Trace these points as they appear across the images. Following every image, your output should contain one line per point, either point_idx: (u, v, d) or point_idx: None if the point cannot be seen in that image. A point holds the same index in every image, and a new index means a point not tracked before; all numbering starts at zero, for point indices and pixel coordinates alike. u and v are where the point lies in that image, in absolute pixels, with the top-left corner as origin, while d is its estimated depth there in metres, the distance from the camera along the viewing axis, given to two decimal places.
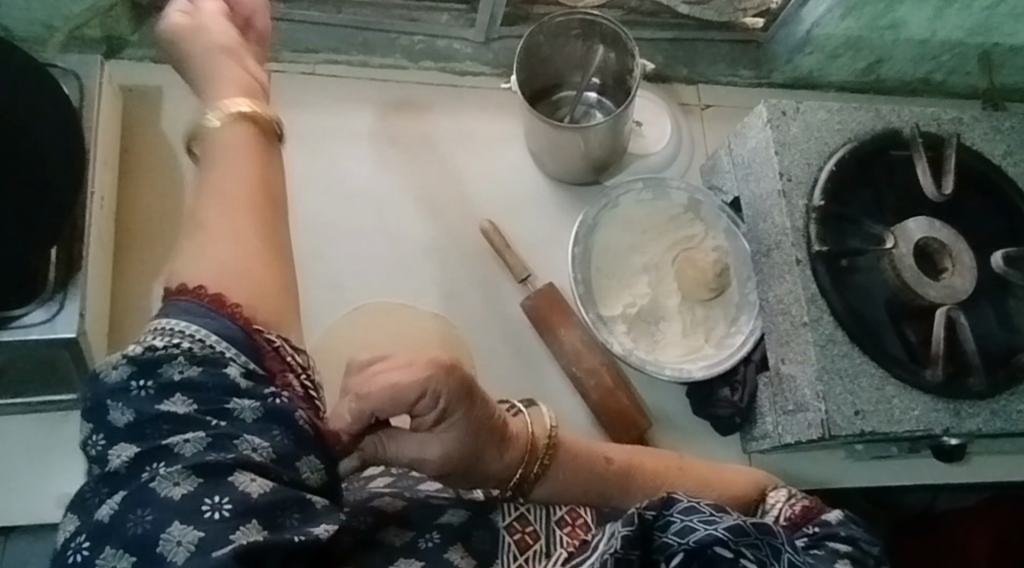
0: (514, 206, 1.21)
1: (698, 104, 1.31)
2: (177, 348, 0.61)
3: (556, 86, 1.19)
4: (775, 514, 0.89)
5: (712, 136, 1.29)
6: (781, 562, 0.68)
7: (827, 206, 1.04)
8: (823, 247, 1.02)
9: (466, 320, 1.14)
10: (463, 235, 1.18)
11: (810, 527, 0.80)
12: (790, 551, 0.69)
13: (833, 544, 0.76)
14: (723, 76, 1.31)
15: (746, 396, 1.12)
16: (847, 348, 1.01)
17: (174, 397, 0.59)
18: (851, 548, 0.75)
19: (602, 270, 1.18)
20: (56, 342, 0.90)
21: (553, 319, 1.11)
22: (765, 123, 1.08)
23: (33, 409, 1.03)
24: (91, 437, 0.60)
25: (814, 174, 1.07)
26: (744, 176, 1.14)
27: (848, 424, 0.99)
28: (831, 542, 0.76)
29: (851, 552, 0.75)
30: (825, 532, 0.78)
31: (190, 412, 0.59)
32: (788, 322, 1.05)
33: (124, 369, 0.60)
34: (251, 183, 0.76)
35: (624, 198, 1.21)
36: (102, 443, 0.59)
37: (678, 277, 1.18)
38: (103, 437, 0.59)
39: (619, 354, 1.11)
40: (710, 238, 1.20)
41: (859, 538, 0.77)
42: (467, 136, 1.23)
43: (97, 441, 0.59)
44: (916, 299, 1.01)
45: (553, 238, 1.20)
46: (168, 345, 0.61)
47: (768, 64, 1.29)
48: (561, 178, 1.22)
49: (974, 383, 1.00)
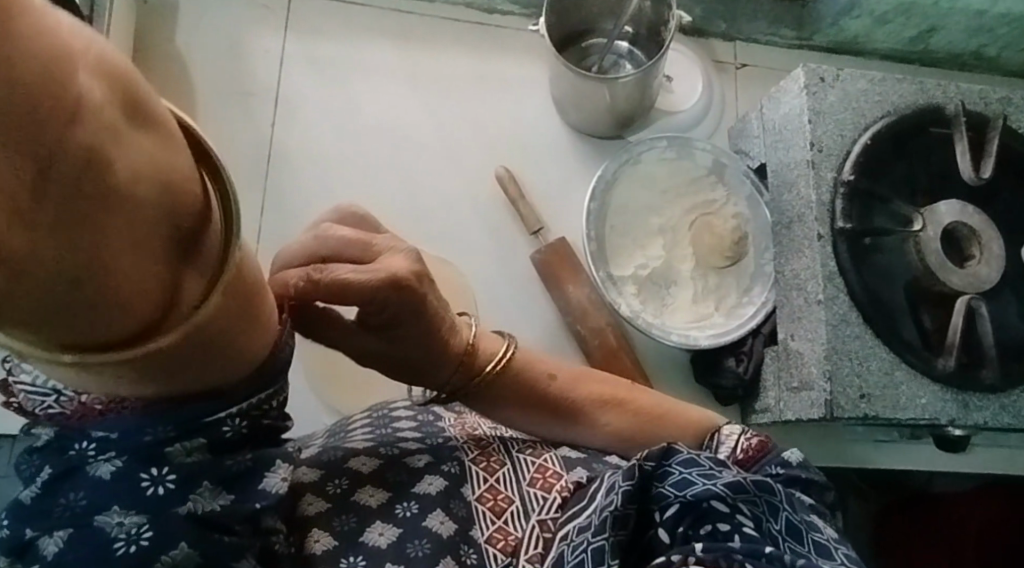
0: (531, 155, 1.17)
1: (733, 63, 1.24)
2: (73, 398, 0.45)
3: (586, 32, 1.15)
4: (729, 447, 0.81)
5: (744, 97, 1.23)
6: (779, 521, 0.65)
7: (856, 182, 1.00)
8: (846, 224, 0.99)
9: (473, 269, 1.12)
10: (478, 181, 1.15)
11: (772, 464, 0.77)
12: (790, 508, 0.66)
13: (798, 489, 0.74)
14: (764, 34, 1.25)
15: (751, 367, 1.10)
16: (860, 330, 0.98)
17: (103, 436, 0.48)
18: (812, 495, 0.75)
19: (616, 228, 1.15)
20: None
21: (562, 274, 1.10)
22: (801, 89, 1.03)
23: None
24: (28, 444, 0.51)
25: (846, 147, 1.02)
26: (773, 142, 1.10)
27: (852, 407, 0.97)
28: (797, 488, 0.75)
29: (812, 497, 0.74)
30: (790, 473, 0.75)
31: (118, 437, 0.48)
32: (802, 298, 1.02)
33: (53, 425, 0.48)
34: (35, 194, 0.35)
35: (646, 155, 1.17)
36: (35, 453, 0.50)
37: (694, 241, 1.16)
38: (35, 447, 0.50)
39: (626, 316, 1.09)
40: (731, 204, 1.16)
41: (816, 482, 0.76)
42: (490, 78, 1.19)
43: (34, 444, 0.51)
44: (937, 286, 0.98)
45: (569, 189, 1.17)
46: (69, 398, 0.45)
47: (812, 24, 1.23)
48: (584, 130, 1.18)
49: (987, 375, 0.98)
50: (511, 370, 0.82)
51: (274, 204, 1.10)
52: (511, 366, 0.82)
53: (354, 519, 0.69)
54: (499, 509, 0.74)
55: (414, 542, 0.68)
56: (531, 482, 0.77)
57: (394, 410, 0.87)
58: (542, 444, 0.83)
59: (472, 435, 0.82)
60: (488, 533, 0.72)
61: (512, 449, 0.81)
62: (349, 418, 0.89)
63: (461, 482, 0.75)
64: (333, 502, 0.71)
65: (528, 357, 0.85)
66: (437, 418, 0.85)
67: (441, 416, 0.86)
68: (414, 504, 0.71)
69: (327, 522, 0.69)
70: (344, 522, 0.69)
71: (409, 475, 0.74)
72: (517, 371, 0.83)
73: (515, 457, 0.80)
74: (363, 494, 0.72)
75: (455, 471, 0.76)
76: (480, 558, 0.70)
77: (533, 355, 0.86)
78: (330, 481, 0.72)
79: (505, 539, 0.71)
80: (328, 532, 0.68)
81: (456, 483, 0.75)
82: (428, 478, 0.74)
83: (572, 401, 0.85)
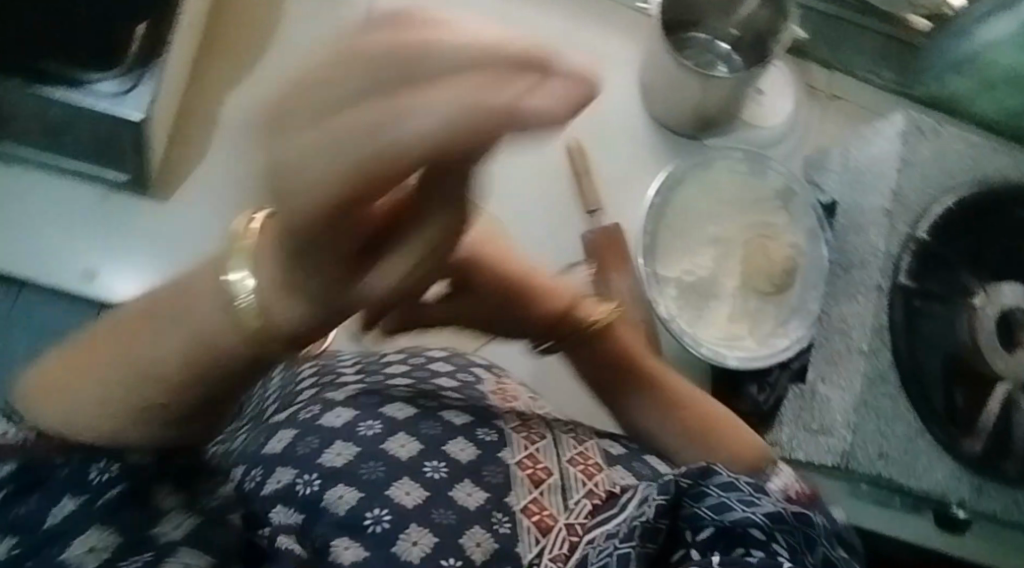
0: (604, 133, 1.12)
1: (825, 92, 1.19)
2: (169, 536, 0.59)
3: (690, 23, 1.10)
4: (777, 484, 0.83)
5: (829, 126, 1.17)
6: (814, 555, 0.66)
7: (928, 242, 1.00)
8: (909, 282, 1.01)
9: (520, 233, 1.09)
10: (545, 147, 1.11)
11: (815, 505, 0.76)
12: (826, 544, 0.66)
13: (841, 545, 0.70)
14: (865, 69, 1.20)
15: (773, 401, 1.01)
16: (892, 390, 1.01)
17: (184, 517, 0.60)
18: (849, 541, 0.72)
19: (670, 227, 1.09)
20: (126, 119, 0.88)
21: (608, 260, 1.07)
22: (897, 131, 1.03)
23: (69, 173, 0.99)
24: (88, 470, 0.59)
25: (926, 203, 1.02)
26: (851, 183, 1.07)
27: (866, 464, 0.99)
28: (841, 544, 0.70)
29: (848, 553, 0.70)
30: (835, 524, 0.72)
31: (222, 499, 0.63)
32: (844, 344, 1.02)
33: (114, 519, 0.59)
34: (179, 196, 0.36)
35: (718, 160, 1.11)
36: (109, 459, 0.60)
37: (743, 259, 1.08)
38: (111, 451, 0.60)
39: (662, 317, 1.04)
40: (790, 231, 1.10)
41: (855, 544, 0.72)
42: (579, 41, 1.13)
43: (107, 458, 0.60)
44: (976, 362, 1.01)
45: (633, 178, 1.13)
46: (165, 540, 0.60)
47: (914, 73, 1.20)
48: (662, 121, 1.13)
49: (1006, 465, 1.00)
50: (610, 340, 0.98)
51: None
52: (610, 334, 0.97)
53: (383, 470, 0.75)
54: (539, 481, 0.80)
55: (443, 510, 0.73)
56: (569, 462, 0.83)
57: (434, 366, 0.96)
58: (585, 432, 0.91)
59: (513, 411, 0.89)
60: (524, 505, 0.77)
61: (553, 431, 0.88)
62: (381, 355, 0.98)
63: (498, 448, 0.81)
64: (361, 447, 0.77)
65: (634, 345, 1.01)
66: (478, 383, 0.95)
67: (482, 385, 0.95)
68: (444, 466, 0.77)
69: (349, 468, 0.75)
70: (373, 472, 0.75)
71: (445, 432, 0.80)
72: (612, 345, 0.99)
73: (552, 439, 0.86)
74: (396, 443, 0.77)
75: (491, 439, 0.82)
76: (514, 531, 0.74)
77: (637, 343, 1.02)
78: (354, 444, 0.77)
79: (541, 515, 0.76)
80: (356, 486, 0.74)
81: (494, 449, 0.81)
82: (462, 443, 0.80)
83: (655, 380, 1.00)
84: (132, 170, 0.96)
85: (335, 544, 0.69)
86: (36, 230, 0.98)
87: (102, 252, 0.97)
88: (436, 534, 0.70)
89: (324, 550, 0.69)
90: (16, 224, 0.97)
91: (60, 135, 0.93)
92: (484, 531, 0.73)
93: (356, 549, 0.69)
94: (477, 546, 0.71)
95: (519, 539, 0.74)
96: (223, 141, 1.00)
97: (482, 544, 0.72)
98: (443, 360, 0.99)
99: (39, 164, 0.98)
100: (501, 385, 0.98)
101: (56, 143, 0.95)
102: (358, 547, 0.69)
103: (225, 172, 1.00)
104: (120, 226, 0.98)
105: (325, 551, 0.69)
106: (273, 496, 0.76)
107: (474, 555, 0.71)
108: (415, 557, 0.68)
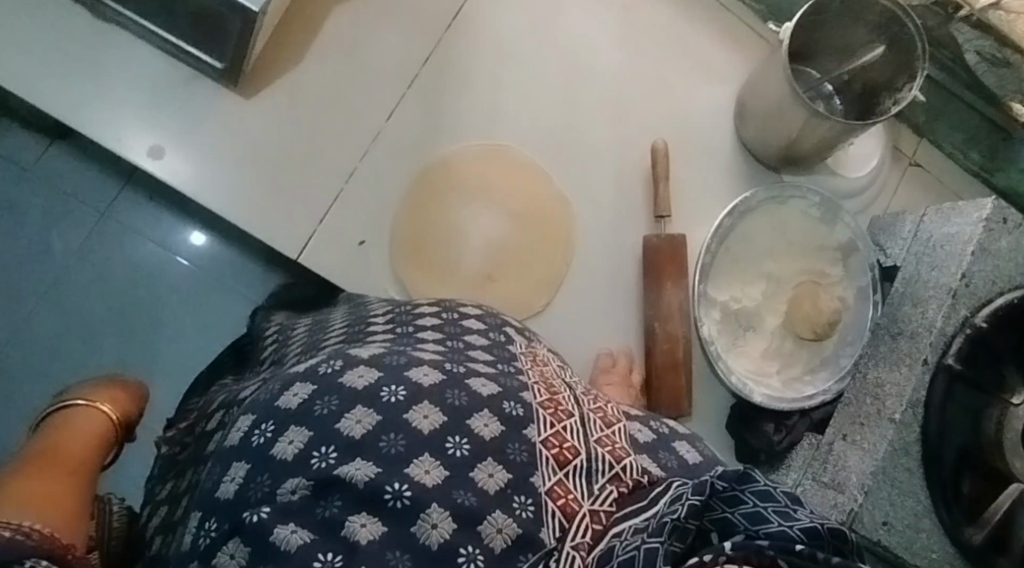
0: (692, 143, 1.15)
1: (910, 157, 1.24)
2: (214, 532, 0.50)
3: (803, 57, 1.11)
4: None
5: (903, 194, 1.22)
6: None
7: (984, 330, 0.97)
8: (955, 363, 0.97)
9: (586, 219, 1.12)
10: (630, 142, 1.14)
11: None
12: None
13: None
14: (952, 146, 1.24)
15: (786, 441, 1.10)
16: (913, 464, 0.98)
17: (289, 432, 0.52)
18: None
19: (730, 252, 1.13)
20: (240, 6, 0.87)
21: (664, 267, 1.08)
22: (981, 219, 0.98)
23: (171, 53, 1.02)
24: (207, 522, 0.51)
25: (991, 294, 0.99)
26: (917, 253, 1.07)
27: (870, 529, 0.96)
28: None
29: None
30: None
31: (297, 453, 0.51)
32: (875, 408, 1.01)
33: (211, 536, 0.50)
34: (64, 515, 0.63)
35: (793, 201, 1.14)
36: (269, 432, 0.53)
37: (792, 303, 1.12)
38: (272, 426, 0.53)
39: (703, 336, 1.09)
40: (842, 287, 1.13)
41: None
42: (688, 52, 1.17)
43: (263, 430, 0.53)
44: (996, 461, 0.97)
45: (710, 193, 1.15)
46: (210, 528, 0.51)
47: (1003, 159, 1.19)
48: (751, 147, 1.15)
49: (1002, 563, 0.98)
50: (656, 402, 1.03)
51: (442, 65, 1.10)
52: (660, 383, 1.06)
53: (403, 443, 0.51)
54: (563, 460, 0.55)
55: (463, 490, 0.50)
56: (599, 441, 0.58)
57: (466, 319, 0.74)
58: (611, 409, 0.66)
59: (544, 381, 0.65)
60: (548, 484, 0.53)
61: (580, 405, 0.63)
62: (415, 305, 0.78)
63: (523, 424, 0.56)
64: (318, 384, 0.55)
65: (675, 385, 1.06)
66: (509, 344, 0.72)
67: (513, 347, 0.71)
68: (467, 444, 0.53)
69: (306, 413, 0.53)
70: (392, 444, 0.51)
71: (470, 402, 0.56)
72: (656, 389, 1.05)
73: (582, 412, 0.61)
74: (416, 412, 0.53)
75: (518, 413, 0.56)
76: (537, 514, 0.51)
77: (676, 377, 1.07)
78: (318, 399, 0.53)
79: (567, 498, 0.52)
80: (369, 457, 0.50)
81: (518, 425, 0.56)
82: (485, 416, 0.55)
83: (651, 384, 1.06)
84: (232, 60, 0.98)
85: (348, 516, 0.48)
86: (129, 100, 1.02)
87: (192, 141, 1.02)
88: (458, 514, 0.49)
89: (330, 522, 0.48)
90: (115, 90, 1.01)
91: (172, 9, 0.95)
92: (507, 515, 0.50)
93: (308, 534, 0.47)
94: (497, 532, 0.49)
95: (545, 523, 0.51)
96: (329, 61, 1.07)
97: (504, 530, 0.49)
98: (473, 315, 0.76)
99: (148, 37, 1.01)
100: (533, 352, 0.73)
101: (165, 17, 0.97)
102: (376, 523, 0.48)
103: (327, 89, 1.06)
104: (215, 119, 1.03)
105: (334, 521, 0.48)
106: (233, 448, 0.54)
107: (526, 516, 0.51)
108: (485, 490, 0.51)
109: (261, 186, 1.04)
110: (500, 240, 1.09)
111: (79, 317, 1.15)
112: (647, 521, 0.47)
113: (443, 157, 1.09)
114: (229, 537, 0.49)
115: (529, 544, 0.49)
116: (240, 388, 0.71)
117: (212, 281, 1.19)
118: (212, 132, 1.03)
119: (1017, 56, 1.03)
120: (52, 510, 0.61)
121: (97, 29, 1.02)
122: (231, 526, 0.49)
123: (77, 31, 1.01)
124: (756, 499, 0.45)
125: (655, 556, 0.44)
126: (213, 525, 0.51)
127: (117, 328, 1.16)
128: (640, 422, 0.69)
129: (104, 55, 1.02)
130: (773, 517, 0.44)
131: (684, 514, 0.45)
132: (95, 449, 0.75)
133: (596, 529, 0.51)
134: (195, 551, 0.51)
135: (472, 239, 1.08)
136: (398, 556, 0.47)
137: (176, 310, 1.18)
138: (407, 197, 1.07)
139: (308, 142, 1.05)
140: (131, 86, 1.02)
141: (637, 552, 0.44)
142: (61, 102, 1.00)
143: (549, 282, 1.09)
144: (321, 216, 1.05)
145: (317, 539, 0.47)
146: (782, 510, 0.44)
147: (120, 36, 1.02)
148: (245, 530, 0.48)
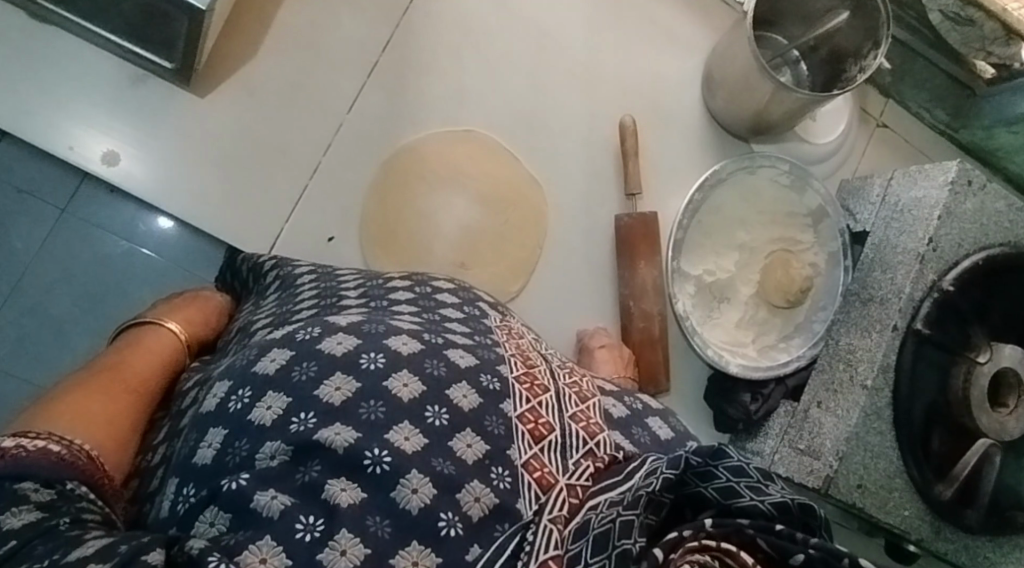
0: (662, 116, 1.16)
1: (876, 118, 1.26)
2: (192, 498, 0.49)
3: (765, 23, 1.11)
4: None
5: (871, 153, 1.24)
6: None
7: (952, 294, 0.99)
8: (924, 327, 0.99)
9: (560, 196, 1.12)
10: (601, 119, 1.14)
11: None
12: None
13: None
14: (918, 105, 1.26)
15: (762, 410, 1.11)
16: (884, 427, 1.00)
17: (265, 399, 0.50)
18: None
19: (701, 225, 1.14)
20: (187, 5, 0.82)
21: (637, 246, 1.10)
22: (947, 180, 0.99)
23: (118, 53, 1.00)
24: (184, 490, 0.50)
25: (956, 257, 1.00)
26: (885, 217, 1.08)
27: (846, 491, 0.99)
28: None
29: None
30: None
31: (275, 418, 0.49)
32: (848, 375, 1.03)
33: (187, 501, 0.49)
34: (107, 424, 0.65)
35: (762, 170, 1.14)
36: (246, 399, 0.51)
37: (765, 273, 1.13)
38: (248, 394, 0.51)
39: (678, 312, 1.10)
40: (813, 253, 1.14)
41: None
42: (656, 22, 1.17)
43: (240, 398, 0.51)
44: (961, 417, 0.98)
45: (682, 168, 1.17)
46: (188, 495, 0.49)
47: (968, 116, 1.22)
48: (719, 118, 1.17)
49: (969, 515, 1.02)
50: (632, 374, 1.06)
51: (405, 49, 1.08)
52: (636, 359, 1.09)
53: (383, 410, 0.50)
54: (538, 435, 0.54)
55: (441, 458, 0.49)
56: (573, 416, 0.57)
57: (437, 293, 0.72)
58: (586, 382, 0.64)
59: (521, 352, 0.63)
60: (524, 458, 0.52)
61: (556, 378, 0.61)
62: (384, 278, 0.75)
63: (501, 397, 0.55)
64: (295, 349, 0.53)
65: (653, 364, 1.09)
66: (484, 317, 0.69)
67: (487, 319, 0.69)
68: (446, 413, 0.52)
69: (283, 378, 0.51)
70: (371, 411, 0.50)
71: (449, 372, 0.54)
72: (641, 354, 1.09)
73: (558, 386, 0.60)
74: (396, 380, 0.52)
75: (495, 386, 0.55)
76: (515, 485, 0.50)
77: (646, 348, 1.09)
78: (296, 364, 0.52)
79: (543, 471, 0.52)
80: (348, 422, 0.49)
81: (495, 398, 0.54)
82: (464, 387, 0.54)
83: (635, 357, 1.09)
84: (179, 61, 0.96)
85: (327, 480, 0.47)
86: (83, 106, 1.00)
87: (141, 142, 1.00)
88: (439, 482, 0.48)
89: (309, 486, 0.46)
90: (63, 94, 0.99)
91: (110, 11, 0.90)
92: (484, 484, 0.49)
93: (289, 499, 0.45)
94: (475, 500, 0.48)
95: (522, 494, 0.50)
96: (290, 54, 1.04)
97: (481, 498, 0.49)
98: (444, 289, 0.74)
99: (93, 38, 0.99)
100: (508, 325, 0.71)
101: (105, 20, 0.93)
102: (356, 488, 0.47)
103: (290, 79, 1.04)
104: (167, 115, 1.01)
105: (313, 485, 0.46)
106: (208, 415, 0.53)
107: (502, 487, 0.50)
108: (462, 460, 0.50)
109: (230, 183, 1.02)
110: (476, 227, 1.07)
111: (40, 313, 1.05)
112: (622, 495, 0.46)
113: (411, 148, 1.07)
114: (205, 505, 0.47)
115: (504, 514, 0.49)
116: (212, 365, 0.69)
117: (175, 269, 1.09)
118: (171, 131, 1.01)
119: (980, 14, 1.04)
120: (103, 427, 0.64)
121: (39, 33, 0.98)
122: (207, 493, 0.47)
123: (14, 34, 0.97)
124: (729, 474, 0.44)
125: (632, 528, 0.43)
126: (190, 491, 0.49)
127: (75, 327, 1.06)
128: (615, 395, 0.66)
129: (49, 60, 0.99)
130: (745, 492, 0.44)
131: (659, 487, 0.45)
132: (163, 367, 0.77)
133: (572, 503, 0.50)
134: (173, 518, 0.50)
135: (439, 225, 1.06)
136: (377, 522, 0.46)
137: (139, 298, 1.08)
138: (378, 183, 1.06)
139: (273, 131, 1.04)
140: (79, 90, 0.99)
141: (613, 525, 0.44)
142: (9, 112, 0.98)
143: (524, 268, 1.10)
144: (290, 214, 1.04)
145: (297, 503, 0.45)
146: (754, 485, 0.44)
147: (63, 39, 0.99)
148: (221, 497, 0.46)
